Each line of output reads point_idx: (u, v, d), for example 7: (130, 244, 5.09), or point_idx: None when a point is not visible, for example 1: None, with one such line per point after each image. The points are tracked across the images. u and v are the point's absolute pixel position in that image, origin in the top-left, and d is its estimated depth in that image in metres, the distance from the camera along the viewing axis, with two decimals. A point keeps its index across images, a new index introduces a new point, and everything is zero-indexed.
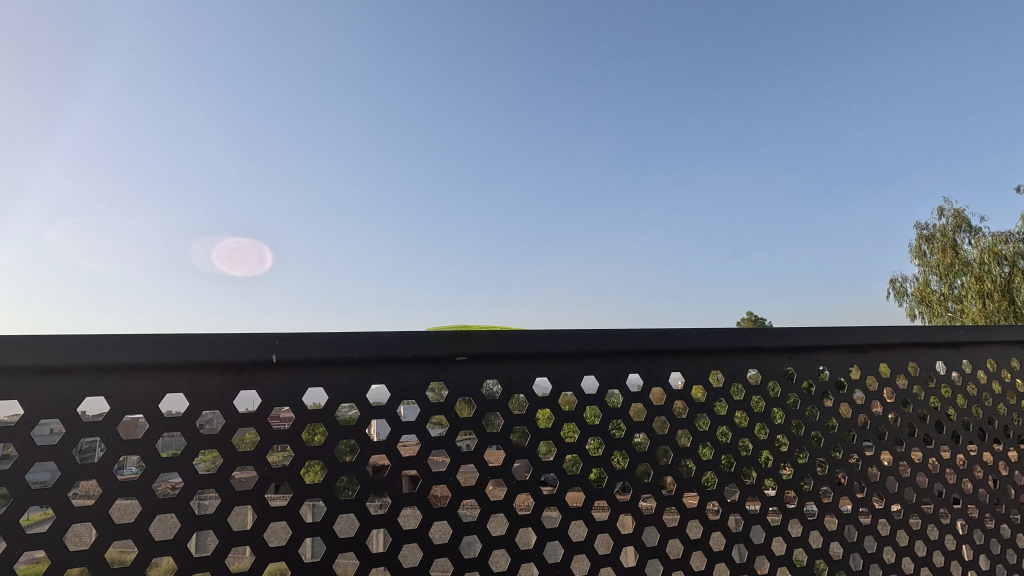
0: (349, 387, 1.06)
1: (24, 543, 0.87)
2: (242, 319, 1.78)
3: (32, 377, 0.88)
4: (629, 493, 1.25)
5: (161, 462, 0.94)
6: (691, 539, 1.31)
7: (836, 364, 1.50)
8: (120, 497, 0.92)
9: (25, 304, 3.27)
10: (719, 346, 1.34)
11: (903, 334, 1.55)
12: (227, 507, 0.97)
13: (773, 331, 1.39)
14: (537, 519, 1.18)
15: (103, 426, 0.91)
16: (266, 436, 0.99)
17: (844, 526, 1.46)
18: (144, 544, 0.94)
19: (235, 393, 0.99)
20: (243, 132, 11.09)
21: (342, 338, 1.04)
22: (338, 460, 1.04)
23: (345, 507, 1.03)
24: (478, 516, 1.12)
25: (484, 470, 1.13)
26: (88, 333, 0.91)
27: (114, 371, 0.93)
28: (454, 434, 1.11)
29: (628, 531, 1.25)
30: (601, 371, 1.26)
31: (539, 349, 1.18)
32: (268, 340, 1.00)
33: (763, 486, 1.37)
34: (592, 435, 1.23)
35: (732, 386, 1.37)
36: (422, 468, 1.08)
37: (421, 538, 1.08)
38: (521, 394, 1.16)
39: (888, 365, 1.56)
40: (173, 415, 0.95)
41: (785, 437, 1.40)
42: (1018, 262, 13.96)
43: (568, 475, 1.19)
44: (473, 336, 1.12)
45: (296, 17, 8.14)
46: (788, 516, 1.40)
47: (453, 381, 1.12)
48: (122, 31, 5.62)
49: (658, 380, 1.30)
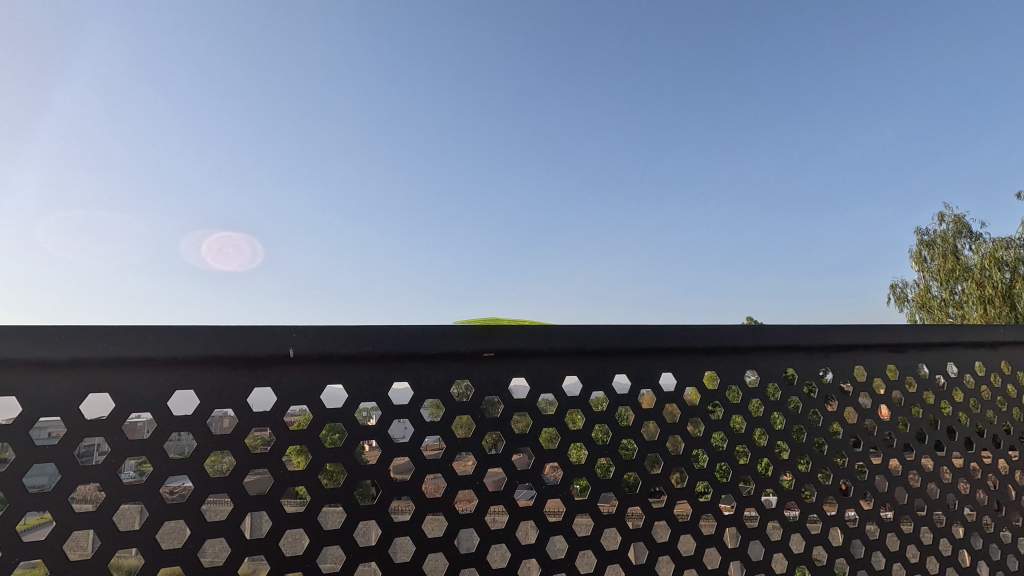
0: (368, 384, 0.99)
1: (21, 551, 0.81)
2: (251, 316, 1.70)
3: (40, 376, 0.82)
4: (664, 499, 1.18)
5: (169, 464, 0.87)
6: (728, 550, 1.22)
7: (873, 364, 1.43)
8: (122, 503, 0.85)
9: (34, 294, 3.25)
10: (758, 343, 1.27)
11: (945, 333, 1.48)
12: (240, 514, 0.90)
13: (814, 328, 1.32)
14: (570, 527, 1.10)
15: (110, 428, 0.84)
16: (281, 439, 0.93)
17: (886, 535, 1.39)
18: (151, 553, 0.86)
19: (249, 388, 0.92)
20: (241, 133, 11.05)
21: (357, 335, 0.97)
22: (358, 462, 0.97)
23: (367, 513, 0.97)
24: (508, 523, 1.05)
25: (512, 475, 1.06)
26: (94, 325, 0.84)
27: (123, 368, 0.86)
28: (479, 437, 1.04)
29: (665, 540, 1.17)
30: (633, 370, 1.19)
31: (568, 345, 1.11)
32: (284, 335, 0.93)
33: (800, 493, 1.30)
34: (626, 439, 1.16)
35: (769, 387, 1.30)
36: (447, 475, 1.02)
37: (443, 551, 1.01)
38: (551, 394, 1.10)
39: (926, 366, 1.48)
40: (181, 414, 0.89)
41: (824, 441, 1.33)
42: (1019, 268, 13.86)
43: (601, 480, 1.12)
44: (499, 332, 1.06)
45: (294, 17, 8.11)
46: (828, 525, 1.33)
47: (477, 380, 1.06)
48: (119, 28, 5.59)
49: (692, 379, 1.23)
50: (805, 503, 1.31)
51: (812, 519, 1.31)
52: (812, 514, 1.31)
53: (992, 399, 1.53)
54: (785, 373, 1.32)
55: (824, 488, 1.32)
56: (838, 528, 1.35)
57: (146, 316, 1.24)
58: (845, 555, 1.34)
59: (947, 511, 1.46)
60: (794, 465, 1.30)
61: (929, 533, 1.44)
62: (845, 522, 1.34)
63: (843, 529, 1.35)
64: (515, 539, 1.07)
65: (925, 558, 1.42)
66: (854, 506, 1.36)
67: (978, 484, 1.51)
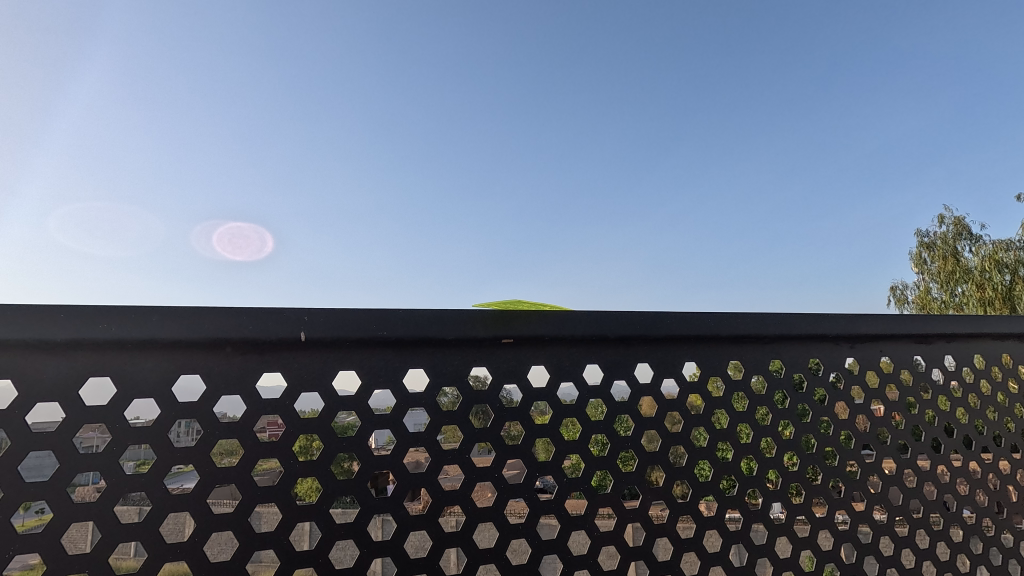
0: (385, 372, 0.95)
1: (16, 544, 0.75)
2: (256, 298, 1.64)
3: (40, 358, 0.78)
4: (689, 495, 1.14)
5: (173, 453, 0.82)
6: (753, 546, 1.18)
7: (899, 355, 1.37)
8: (121, 498, 0.80)
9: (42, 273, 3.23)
10: (784, 333, 1.23)
11: (973, 325, 1.43)
12: (248, 506, 0.86)
13: (842, 318, 1.28)
14: (592, 523, 1.06)
15: (115, 416, 0.80)
16: (292, 429, 0.89)
17: (915, 532, 1.34)
18: (155, 548, 0.82)
19: (257, 374, 0.88)
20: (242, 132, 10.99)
21: (374, 317, 0.92)
22: (373, 453, 0.92)
23: (382, 506, 0.93)
24: (527, 519, 1.01)
25: (532, 468, 1.02)
26: (95, 304, 0.79)
27: (126, 350, 0.82)
28: (499, 428, 1.00)
29: (690, 537, 1.13)
30: (655, 359, 1.15)
31: (591, 334, 1.06)
32: (296, 317, 0.88)
33: (829, 488, 1.25)
34: (652, 431, 1.11)
35: (793, 377, 1.25)
36: (466, 466, 0.97)
37: (462, 547, 0.97)
38: (572, 385, 1.06)
39: (951, 358, 1.44)
40: (184, 400, 0.84)
41: (852, 434, 1.29)
42: (1019, 269, 13.82)
43: (623, 474, 1.07)
44: (520, 317, 1.01)
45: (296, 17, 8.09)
46: (856, 523, 1.28)
47: (494, 367, 1.02)
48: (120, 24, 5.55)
49: (717, 369, 1.19)
50: (832, 499, 1.26)
51: (839, 516, 1.27)
52: (841, 511, 1.26)
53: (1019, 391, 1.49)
54: (810, 363, 1.27)
55: (850, 483, 1.27)
56: (866, 526, 1.30)
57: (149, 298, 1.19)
58: (873, 552, 1.29)
59: (975, 506, 1.41)
60: (820, 461, 1.25)
61: (959, 531, 1.39)
62: (873, 519, 1.30)
63: (870, 525, 1.30)
64: (536, 534, 1.03)
65: (954, 556, 1.37)
66: (882, 501, 1.31)
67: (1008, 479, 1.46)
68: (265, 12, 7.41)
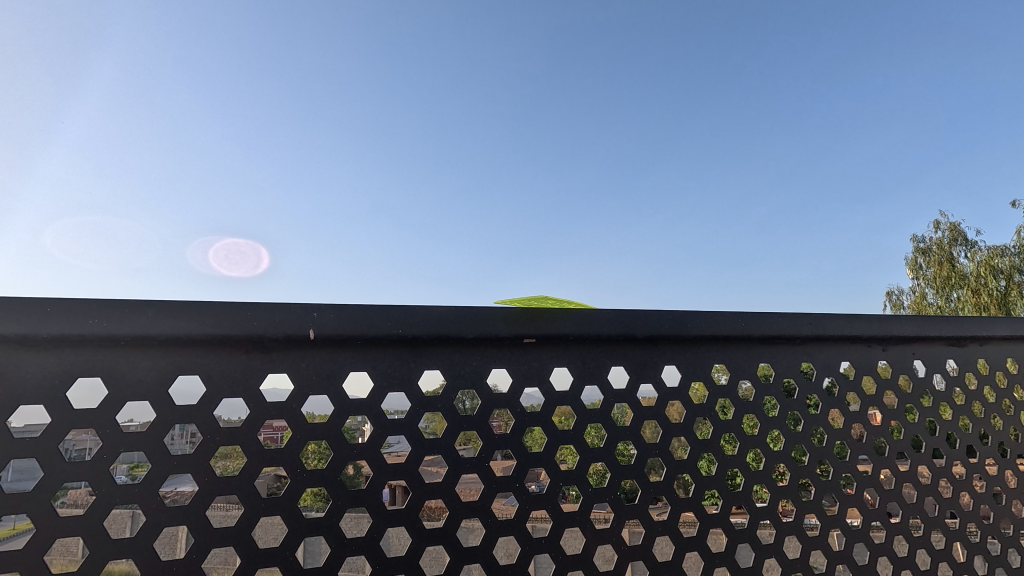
0: (398, 370, 0.88)
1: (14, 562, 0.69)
2: (256, 290, 1.53)
3: (26, 357, 0.71)
4: (720, 507, 1.07)
5: (166, 465, 0.76)
6: (785, 561, 1.11)
7: (931, 357, 1.31)
8: (114, 507, 0.73)
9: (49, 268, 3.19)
10: (817, 333, 1.16)
11: (1005, 327, 1.37)
12: (251, 518, 0.79)
13: (877, 317, 1.21)
14: (619, 535, 0.99)
15: (106, 421, 0.73)
16: (298, 434, 0.82)
17: (952, 544, 1.27)
18: (145, 560, 0.74)
19: (262, 374, 0.81)
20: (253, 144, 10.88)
21: (388, 314, 0.86)
22: (380, 461, 0.86)
23: (397, 520, 0.86)
24: (552, 531, 0.95)
25: (555, 477, 0.95)
26: (78, 298, 0.72)
27: (120, 348, 0.75)
28: (522, 434, 0.94)
29: (721, 551, 1.06)
30: (683, 360, 1.08)
31: (618, 332, 1.00)
32: (306, 313, 0.81)
33: (857, 494, 1.19)
34: (677, 437, 1.05)
35: (824, 383, 1.19)
36: (488, 476, 0.91)
37: (481, 562, 0.90)
38: (594, 385, 1.00)
39: (984, 360, 1.38)
40: (182, 403, 0.77)
41: (886, 440, 1.23)
42: (1015, 275, 13.78)
43: (650, 484, 1.01)
44: (544, 315, 0.95)
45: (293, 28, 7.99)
46: (893, 534, 1.22)
47: (513, 369, 0.96)
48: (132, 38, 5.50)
49: (746, 372, 1.12)
50: (868, 510, 1.20)
51: (875, 525, 1.19)
52: (876, 522, 1.19)
53: None
54: (843, 368, 1.21)
55: (883, 491, 1.21)
56: (901, 534, 1.24)
57: (139, 290, 1.10)
58: (905, 560, 1.23)
59: (1004, 510, 1.35)
60: (846, 465, 1.18)
61: (995, 540, 1.32)
62: (909, 529, 1.24)
63: (904, 531, 1.23)
64: (560, 550, 0.95)
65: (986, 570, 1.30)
66: (917, 511, 1.25)
67: None
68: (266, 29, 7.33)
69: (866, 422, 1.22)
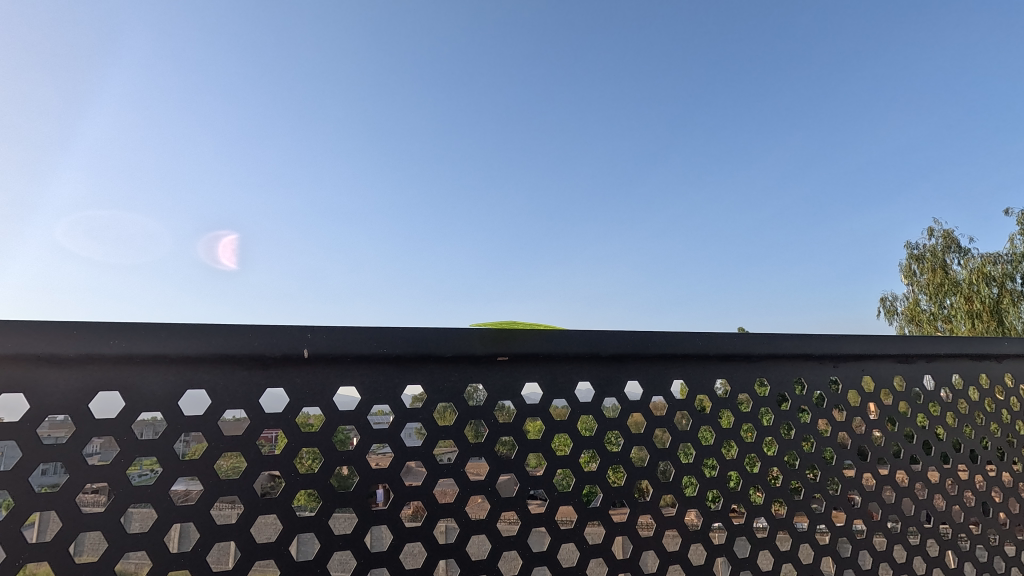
0: (383, 384, 0.99)
1: (27, 552, 0.78)
2: (237, 311, 1.58)
3: (52, 372, 0.80)
4: (676, 508, 1.18)
5: (179, 466, 0.85)
6: (727, 553, 1.20)
7: (882, 374, 1.43)
8: (133, 502, 0.83)
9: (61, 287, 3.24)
10: (769, 351, 1.28)
11: (947, 346, 1.48)
12: (250, 517, 0.89)
13: (827, 337, 1.33)
14: (582, 535, 1.09)
15: (119, 427, 0.83)
16: (292, 441, 0.92)
17: (894, 545, 1.38)
18: (153, 550, 0.84)
19: (261, 389, 0.91)
20: (261, 150, 10.81)
21: (376, 336, 0.97)
22: (352, 464, 0.95)
23: (378, 519, 0.96)
24: (519, 532, 1.05)
25: (525, 481, 1.05)
26: (81, 321, 0.82)
27: (135, 364, 0.85)
28: (493, 442, 1.03)
29: (676, 549, 1.16)
30: (646, 376, 1.19)
31: (584, 351, 1.11)
32: (300, 335, 0.92)
33: (798, 496, 1.29)
34: (640, 447, 1.15)
35: (778, 396, 1.29)
36: (460, 480, 1.01)
37: (456, 557, 1.00)
38: (563, 400, 1.11)
39: (931, 378, 1.49)
40: (193, 413, 0.87)
41: (833, 451, 1.33)
42: (1006, 283, 13.96)
43: (611, 488, 1.11)
44: (516, 335, 1.06)
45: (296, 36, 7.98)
46: (836, 536, 1.32)
47: (490, 384, 1.05)
48: (148, 51, 5.53)
49: (704, 388, 1.23)
50: (813, 513, 1.30)
51: (819, 529, 1.30)
52: (822, 524, 1.29)
53: (986, 409, 1.54)
54: (795, 383, 1.32)
55: (831, 499, 1.32)
56: (847, 535, 1.34)
57: (132, 314, 1.19)
58: (840, 554, 1.34)
59: (939, 516, 1.45)
60: (786, 469, 1.29)
61: (933, 542, 1.44)
62: (853, 532, 1.33)
63: (846, 531, 1.33)
64: (527, 546, 1.05)
65: (916, 565, 1.40)
66: (861, 516, 1.35)
67: (967, 492, 1.51)
68: (269, 35, 7.33)
69: (817, 433, 1.32)
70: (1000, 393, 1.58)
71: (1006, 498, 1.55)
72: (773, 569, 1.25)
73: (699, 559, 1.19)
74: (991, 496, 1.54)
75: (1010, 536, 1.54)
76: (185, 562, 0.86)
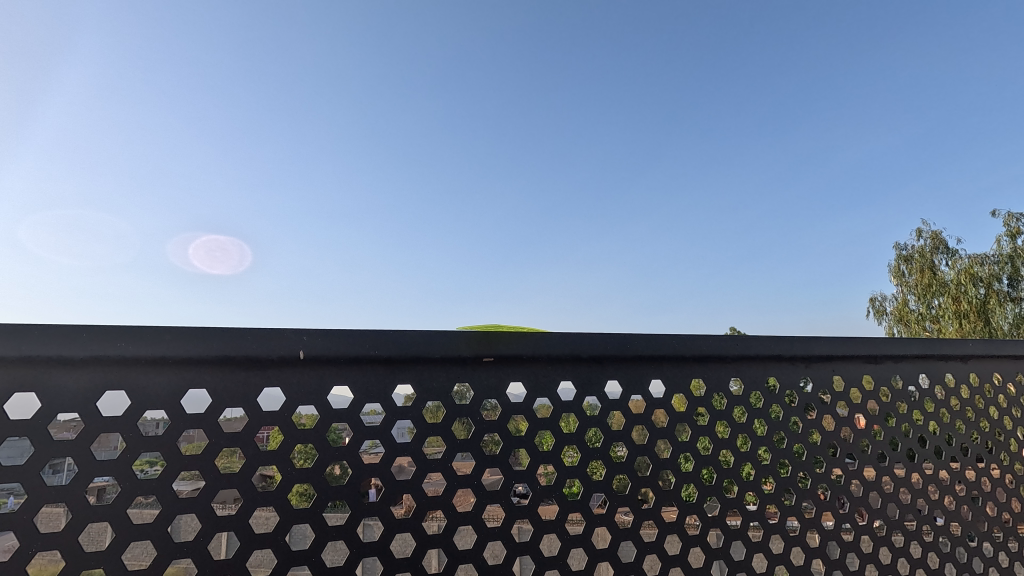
0: (374, 384, 1.04)
1: (39, 542, 0.83)
2: (228, 313, 1.63)
3: (62, 373, 0.85)
4: (654, 501, 1.24)
5: (182, 461, 0.91)
6: (699, 541, 1.27)
7: (853, 374, 1.50)
8: (140, 496, 0.88)
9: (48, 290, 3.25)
10: (742, 353, 1.34)
11: (914, 348, 1.55)
12: (250, 510, 0.94)
13: (797, 339, 1.40)
14: (563, 526, 1.16)
15: (124, 424, 0.87)
16: (289, 438, 0.97)
17: (861, 537, 1.45)
18: (158, 541, 0.89)
19: (259, 389, 0.97)
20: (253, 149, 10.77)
21: (368, 338, 1.03)
22: (343, 455, 1.00)
23: (371, 511, 1.01)
24: (503, 524, 1.10)
25: (509, 474, 1.11)
26: (85, 324, 0.87)
27: (139, 365, 0.90)
28: (479, 439, 1.09)
29: (652, 540, 1.23)
30: (625, 375, 1.25)
31: (566, 353, 1.17)
32: (295, 337, 0.98)
33: (766, 489, 1.36)
34: (620, 442, 1.22)
35: (752, 394, 1.36)
36: (449, 474, 1.07)
37: (443, 547, 1.06)
38: (545, 399, 1.16)
39: (900, 377, 1.57)
40: (194, 411, 0.92)
41: (804, 446, 1.39)
42: (993, 283, 14.16)
43: (591, 480, 1.18)
44: (501, 338, 1.12)
45: (286, 33, 7.98)
46: (806, 529, 1.38)
47: (477, 384, 1.11)
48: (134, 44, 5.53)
49: (680, 387, 1.29)
50: (783, 506, 1.37)
51: (790, 522, 1.36)
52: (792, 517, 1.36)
53: (951, 408, 1.61)
54: (768, 381, 1.39)
55: (802, 492, 1.39)
56: (817, 528, 1.40)
57: (131, 317, 1.24)
58: (809, 547, 1.40)
59: (904, 509, 1.53)
60: (757, 463, 1.35)
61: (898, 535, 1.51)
62: (821, 525, 1.40)
63: (814, 523, 1.40)
64: (510, 537, 1.11)
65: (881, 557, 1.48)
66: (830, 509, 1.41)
67: (934, 486, 1.58)
68: (258, 31, 7.31)
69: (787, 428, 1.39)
70: (965, 392, 1.66)
71: (967, 492, 1.63)
72: (744, 559, 1.31)
73: (675, 549, 1.25)
74: (954, 489, 1.62)
75: (971, 529, 1.62)
76: (185, 552, 0.91)
